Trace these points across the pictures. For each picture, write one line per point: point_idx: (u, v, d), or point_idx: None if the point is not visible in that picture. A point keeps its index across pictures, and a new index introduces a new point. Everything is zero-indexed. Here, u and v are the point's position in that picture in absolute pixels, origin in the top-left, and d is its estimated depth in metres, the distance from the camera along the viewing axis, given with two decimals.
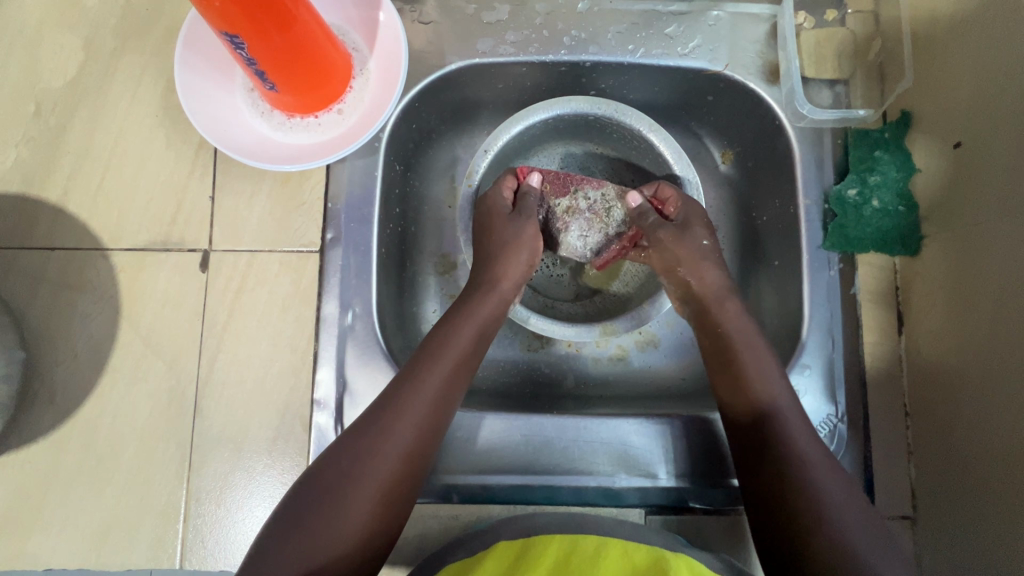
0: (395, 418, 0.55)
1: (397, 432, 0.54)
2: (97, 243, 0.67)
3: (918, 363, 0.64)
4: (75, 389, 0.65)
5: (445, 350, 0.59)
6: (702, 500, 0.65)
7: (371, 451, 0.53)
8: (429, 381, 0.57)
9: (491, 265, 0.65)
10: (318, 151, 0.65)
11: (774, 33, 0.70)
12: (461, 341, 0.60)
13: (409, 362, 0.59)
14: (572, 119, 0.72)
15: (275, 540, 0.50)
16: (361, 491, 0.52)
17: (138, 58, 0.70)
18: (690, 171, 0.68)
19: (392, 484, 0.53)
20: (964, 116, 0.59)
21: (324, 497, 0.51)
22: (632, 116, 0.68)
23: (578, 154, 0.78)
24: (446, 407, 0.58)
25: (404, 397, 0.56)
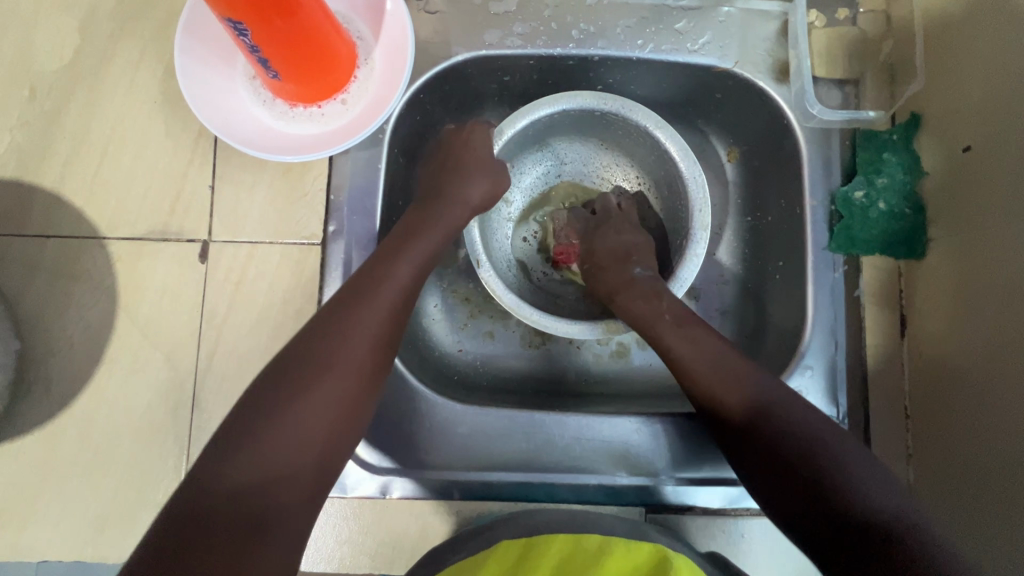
0: (330, 356, 0.52)
1: (332, 370, 0.52)
2: (94, 231, 0.66)
3: (919, 366, 0.64)
4: (72, 380, 0.64)
5: (381, 287, 0.56)
6: (704, 501, 0.64)
7: (306, 385, 0.50)
8: (365, 319, 0.54)
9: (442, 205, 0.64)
10: (320, 142, 0.64)
11: (785, 31, 0.69)
12: (399, 277, 0.57)
13: (341, 299, 0.56)
14: (578, 114, 0.71)
15: (197, 494, 0.44)
16: (293, 435, 0.48)
17: (137, 42, 0.68)
18: (696, 167, 0.67)
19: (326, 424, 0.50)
20: (974, 120, 0.58)
21: (253, 439, 0.47)
22: (639, 113, 0.68)
23: (583, 150, 0.77)
24: (384, 344, 0.55)
25: (338, 334, 0.53)
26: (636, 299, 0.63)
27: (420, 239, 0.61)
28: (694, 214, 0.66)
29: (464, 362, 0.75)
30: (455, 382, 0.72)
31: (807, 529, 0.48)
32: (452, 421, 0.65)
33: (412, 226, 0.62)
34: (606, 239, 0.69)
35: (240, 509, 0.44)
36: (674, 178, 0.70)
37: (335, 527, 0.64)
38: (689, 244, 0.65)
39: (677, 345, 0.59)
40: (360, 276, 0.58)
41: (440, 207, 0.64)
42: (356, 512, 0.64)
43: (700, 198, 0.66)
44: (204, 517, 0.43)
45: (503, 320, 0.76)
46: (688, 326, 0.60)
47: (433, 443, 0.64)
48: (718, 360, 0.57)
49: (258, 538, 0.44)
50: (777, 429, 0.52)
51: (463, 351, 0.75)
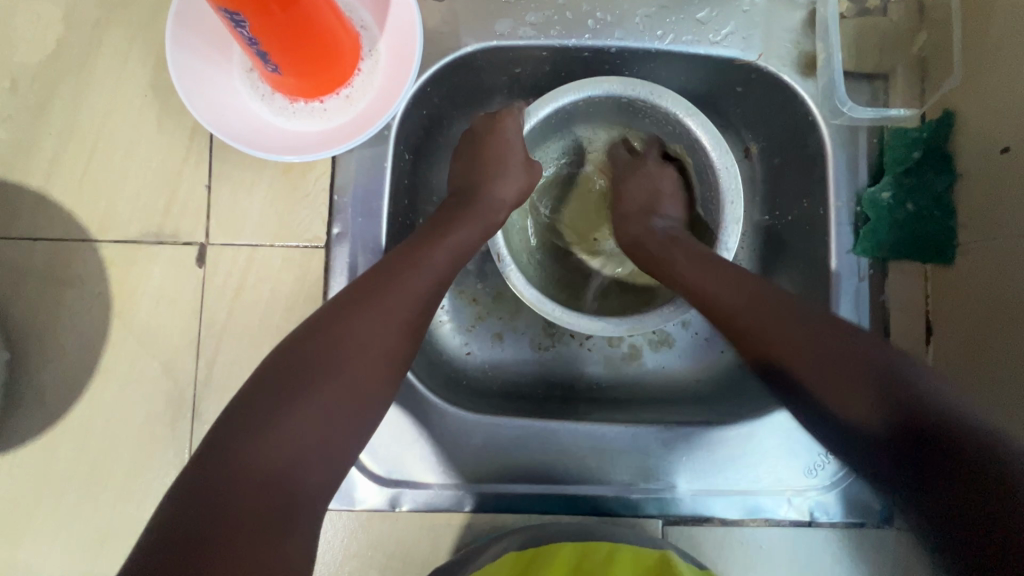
0: (357, 336, 0.50)
1: (359, 351, 0.50)
2: (84, 234, 0.62)
3: (945, 374, 0.62)
4: (66, 390, 0.61)
5: (415, 269, 0.55)
6: (722, 512, 0.63)
7: (331, 364, 0.48)
8: (396, 301, 0.52)
9: (474, 196, 0.63)
10: (323, 140, 0.60)
11: (812, 22, 0.66)
12: (432, 264, 0.56)
13: (372, 277, 0.54)
14: (603, 102, 0.67)
15: (209, 473, 0.43)
16: (314, 415, 0.46)
17: (124, 31, 0.64)
18: (730, 158, 0.64)
19: (348, 404, 0.48)
20: (1014, 120, 0.55)
21: (270, 413, 0.45)
22: (668, 99, 0.64)
23: (609, 140, 0.74)
24: (414, 331, 0.54)
25: (367, 312, 0.51)
26: (679, 260, 0.62)
27: (457, 231, 0.59)
28: (725, 205, 0.64)
29: (473, 366, 0.72)
30: (464, 387, 0.70)
31: (904, 478, 0.47)
32: (462, 431, 0.63)
33: (447, 220, 0.61)
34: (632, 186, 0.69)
35: (252, 491, 0.42)
36: (705, 169, 0.67)
37: (343, 539, 0.62)
38: (720, 238, 0.63)
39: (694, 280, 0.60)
40: (391, 259, 0.56)
41: (477, 203, 0.62)
42: (365, 523, 0.63)
43: (733, 192, 0.64)
44: (218, 499, 0.41)
45: (512, 322, 0.74)
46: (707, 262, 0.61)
47: (442, 454, 0.62)
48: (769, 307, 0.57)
49: (271, 526, 0.42)
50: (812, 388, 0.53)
51: (472, 354, 0.73)
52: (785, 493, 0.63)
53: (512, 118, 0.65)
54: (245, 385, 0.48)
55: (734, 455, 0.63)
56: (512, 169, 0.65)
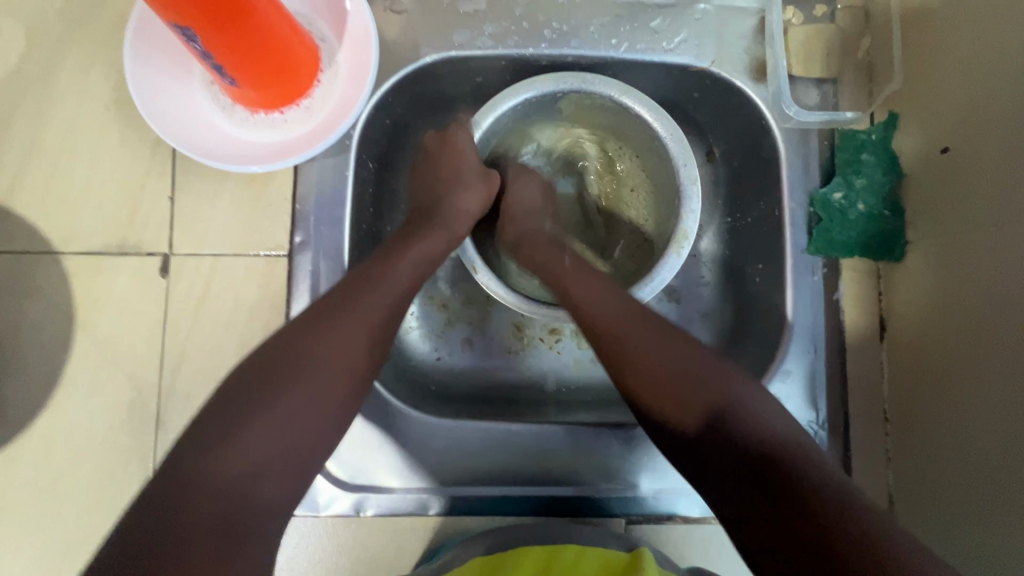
0: (327, 347, 0.50)
1: (327, 362, 0.50)
2: (47, 247, 0.63)
3: (899, 369, 0.63)
4: (29, 402, 0.61)
5: (382, 279, 0.55)
6: (684, 510, 0.63)
7: (298, 377, 0.48)
8: (365, 312, 0.53)
9: (441, 206, 0.64)
10: (284, 149, 0.61)
11: (761, 29, 0.68)
12: (399, 276, 0.57)
13: (340, 289, 0.54)
14: (544, 102, 0.66)
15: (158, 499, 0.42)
16: (271, 436, 0.46)
17: (87, 46, 0.65)
18: (682, 138, 0.63)
19: (314, 418, 0.48)
20: (952, 122, 0.57)
21: (234, 429, 0.45)
22: (602, 84, 0.63)
23: (560, 137, 0.74)
24: (381, 342, 0.54)
25: (334, 324, 0.52)
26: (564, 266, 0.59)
27: (419, 243, 0.60)
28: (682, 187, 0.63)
29: (441, 371, 0.73)
30: (432, 392, 0.71)
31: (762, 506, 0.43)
32: (427, 435, 0.63)
33: (412, 233, 0.62)
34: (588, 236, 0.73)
35: (201, 515, 0.42)
36: (660, 153, 0.65)
37: (309, 546, 0.63)
38: (682, 203, 0.62)
39: (587, 297, 0.55)
40: (359, 271, 0.57)
41: (441, 217, 0.63)
42: (330, 529, 0.63)
43: (688, 174, 0.62)
44: (164, 525, 0.40)
45: (480, 327, 0.75)
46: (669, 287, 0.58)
47: (405, 458, 0.63)
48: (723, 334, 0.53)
49: (223, 549, 0.41)
50: (752, 427, 0.46)
51: (441, 359, 0.73)
52: None
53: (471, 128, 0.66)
54: (203, 404, 0.47)
55: None
56: (470, 180, 0.66)
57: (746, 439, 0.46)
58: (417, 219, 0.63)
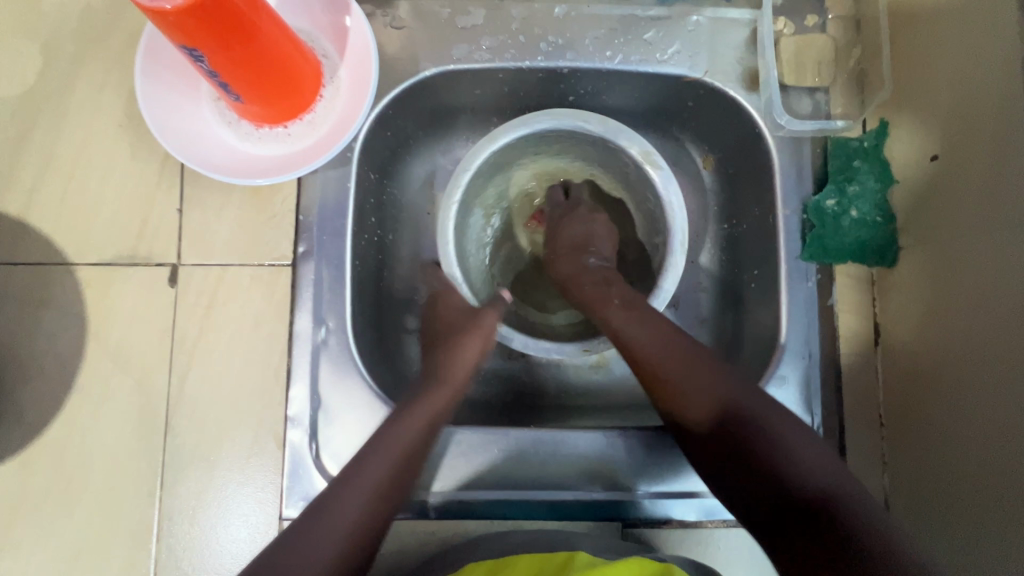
0: (373, 454, 0.56)
1: (369, 470, 0.55)
2: (62, 258, 0.65)
3: (893, 374, 0.64)
4: (43, 408, 0.63)
5: (428, 390, 0.61)
6: (680, 515, 0.64)
7: (344, 482, 0.54)
8: (410, 419, 0.58)
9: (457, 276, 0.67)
10: (288, 163, 0.63)
11: (754, 40, 0.69)
12: (443, 388, 0.61)
13: (389, 413, 0.60)
14: (506, 150, 0.68)
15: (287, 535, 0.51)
16: (340, 503, 0.52)
17: (100, 65, 0.67)
18: (650, 147, 0.65)
19: (358, 520, 0.52)
20: (941, 129, 0.58)
21: (285, 542, 0.51)
22: (556, 113, 0.65)
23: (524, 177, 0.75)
24: (423, 446, 0.58)
25: (383, 436, 0.57)
26: (612, 303, 0.61)
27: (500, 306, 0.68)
28: (664, 199, 0.65)
29: None
30: None
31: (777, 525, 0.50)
32: None
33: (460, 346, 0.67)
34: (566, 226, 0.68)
35: (315, 551, 0.50)
36: (636, 169, 0.67)
37: None
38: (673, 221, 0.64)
39: (625, 325, 0.60)
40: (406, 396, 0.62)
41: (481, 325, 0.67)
42: None
43: (668, 186, 0.65)
44: (289, 558, 0.49)
45: None
46: (639, 312, 0.60)
47: None
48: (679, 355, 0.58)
49: None
50: (769, 445, 0.52)
51: None
52: None
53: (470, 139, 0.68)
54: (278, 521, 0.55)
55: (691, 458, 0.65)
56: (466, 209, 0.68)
57: (762, 456, 0.52)
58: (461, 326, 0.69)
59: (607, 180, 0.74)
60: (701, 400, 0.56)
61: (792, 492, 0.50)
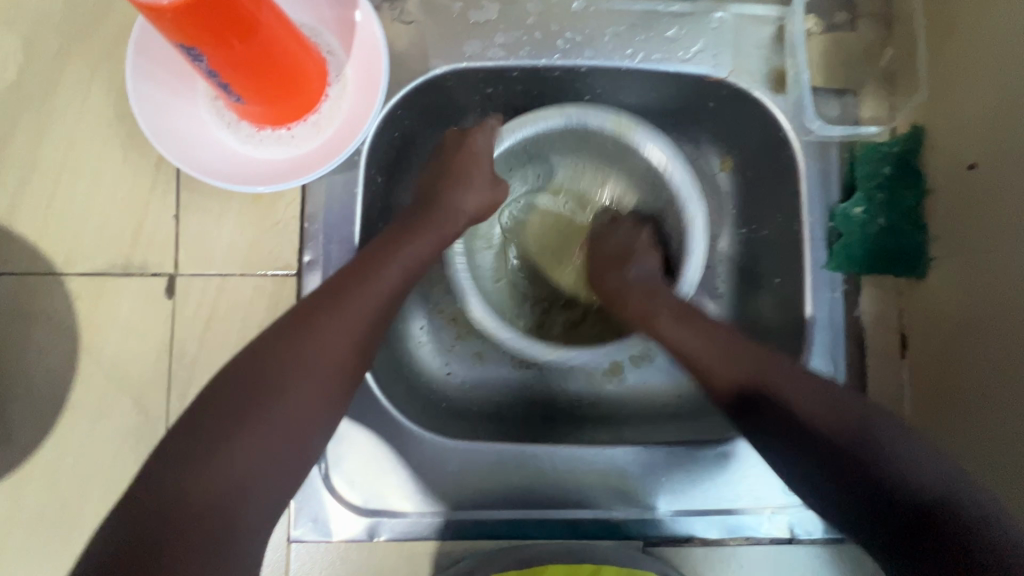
0: (310, 362, 0.48)
1: (312, 368, 0.48)
2: (50, 267, 0.61)
3: (922, 389, 0.62)
4: (35, 426, 0.60)
5: (379, 272, 0.54)
6: (703, 532, 0.62)
7: (295, 369, 0.47)
8: (360, 308, 0.52)
9: (446, 196, 0.62)
10: (292, 167, 0.60)
11: (781, 38, 0.66)
12: (396, 269, 0.55)
13: (336, 279, 0.54)
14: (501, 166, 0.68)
15: (145, 513, 0.40)
16: (270, 413, 0.45)
17: (87, 60, 0.63)
18: (617, 112, 0.64)
19: (297, 414, 0.47)
20: (979, 136, 0.56)
21: (221, 428, 0.44)
22: (530, 119, 0.64)
23: (532, 182, 0.73)
24: (377, 326, 0.53)
25: (334, 309, 0.51)
26: (662, 316, 0.59)
27: (403, 246, 0.57)
28: (670, 177, 0.64)
29: (452, 389, 0.71)
30: (443, 410, 0.69)
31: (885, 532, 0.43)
32: (441, 457, 0.62)
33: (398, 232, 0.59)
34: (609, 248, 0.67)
35: (200, 533, 0.40)
36: (614, 140, 0.66)
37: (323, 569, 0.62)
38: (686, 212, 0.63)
39: (680, 342, 0.58)
40: (349, 268, 0.55)
41: (433, 211, 0.61)
42: (344, 553, 0.62)
43: (655, 139, 0.64)
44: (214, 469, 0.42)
45: (491, 341, 0.73)
46: (688, 319, 0.59)
47: (417, 481, 0.62)
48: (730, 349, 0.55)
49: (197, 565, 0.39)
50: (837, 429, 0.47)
51: (452, 374, 0.72)
52: (765, 510, 0.62)
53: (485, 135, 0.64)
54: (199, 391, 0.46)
55: (714, 474, 0.63)
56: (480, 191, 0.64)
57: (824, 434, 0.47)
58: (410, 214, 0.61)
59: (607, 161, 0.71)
60: (722, 372, 0.54)
61: (885, 487, 0.43)
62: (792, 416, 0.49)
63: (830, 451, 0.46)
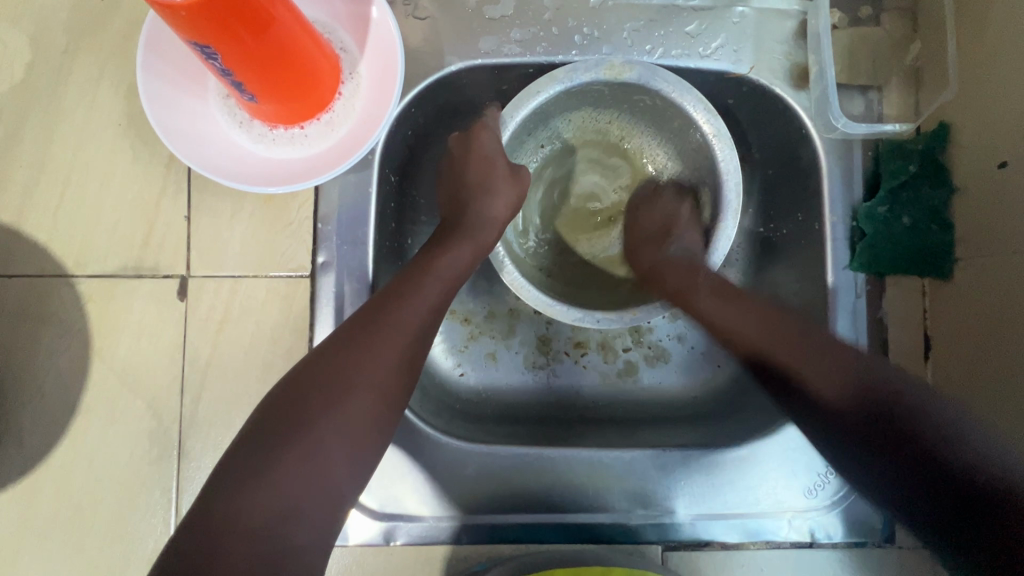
0: (356, 380, 0.48)
1: (359, 387, 0.48)
2: (60, 270, 0.61)
3: (946, 392, 0.61)
4: (47, 430, 0.59)
5: (420, 288, 0.54)
6: (722, 536, 0.62)
7: (342, 390, 0.47)
8: (402, 325, 0.51)
9: (476, 205, 0.62)
10: (306, 168, 0.58)
11: (803, 32, 0.64)
12: (434, 284, 0.55)
13: (378, 296, 0.53)
14: (518, 137, 0.66)
15: (207, 527, 0.41)
16: (320, 435, 0.45)
17: (96, 57, 0.61)
18: (608, 59, 0.61)
19: (347, 435, 0.46)
20: (1009, 134, 0.54)
21: (270, 451, 0.44)
22: (532, 88, 0.61)
23: (554, 148, 0.71)
24: (421, 343, 0.53)
25: (377, 327, 0.50)
26: (703, 291, 0.61)
27: (450, 257, 0.57)
28: (704, 130, 0.61)
29: (467, 390, 0.71)
30: (457, 411, 0.68)
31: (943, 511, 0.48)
32: (456, 460, 0.62)
33: (437, 245, 0.59)
34: (650, 213, 0.68)
35: (257, 548, 0.41)
36: (612, 86, 0.63)
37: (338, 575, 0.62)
38: (722, 165, 0.61)
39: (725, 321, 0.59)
40: (389, 285, 0.54)
41: (468, 222, 0.61)
42: (359, 558, 0.62)
43: (657, 75, 0.61)
44: (265, 492, 0.43)
45: (505, 341, 0.72)
46: (730, 297, 0.60)
47: (433, 485, 0.61)
48: (776, 330, 0.57)
49: None
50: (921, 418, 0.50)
51: (465, 375, 0.71)
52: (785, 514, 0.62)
53: (491, 131, 0.62)
54: (252, 415, 0.47)
55: (733, 477, 0.62)
56: (500, 186, 0.62)
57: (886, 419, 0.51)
58: (447, 228, 0.61)
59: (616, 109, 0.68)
60: (773, 354, 0.57)
61: (885, 430, 0.50)
62: (814, 403, 0.54)
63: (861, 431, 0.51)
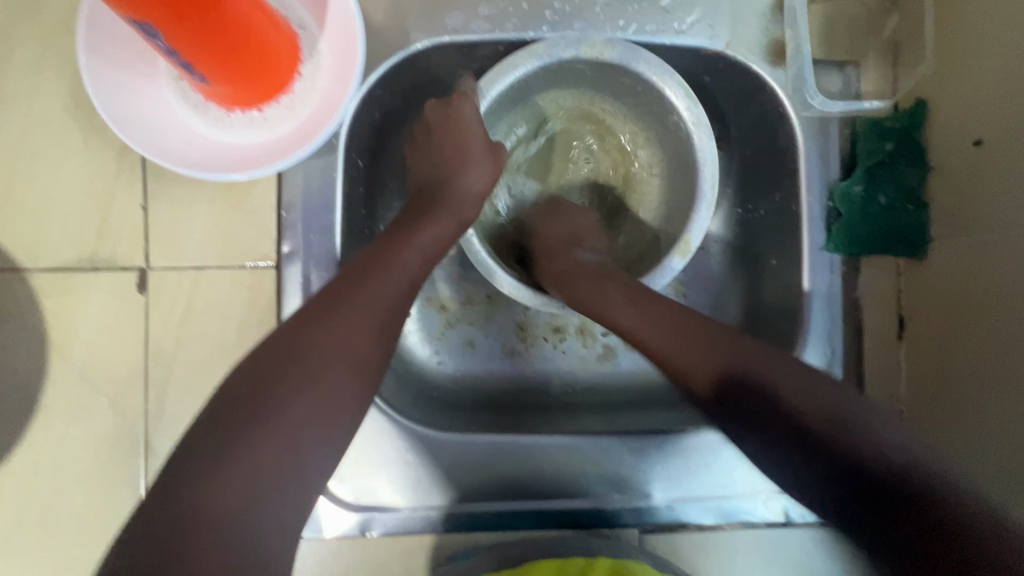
0: (323, 364, 0.45)
1: (326, 375, 0.45)
2: (11, 264, 0.58)
3: (918, 371, 0.61)
4: (7, 430, 0.58)
5: (392, 266, 0.52)
6: (698, 519, 0.62)
7: (308, 375, 0.45)
8: (372, 304, 0.49)
9: (447, 188, 0.60)
10: (266, 153, 0.56)
11: (781, 5, 0.62)
12: (407, 260, 0.53)
13: (347, 273, 0.51)
14: (493, 110, 0.63)
15: (157, 525, 0.38)
16: (282, 419, 0.43)
17: (38, 37, 0.58)
18: (589, 36, 0.58)
19: (313, 421, 0.44)
20: (986, 112, 0.53)
21: (233, 438, 0.41)
22: (510, 64, 0.58)
23: (529, 124, 0.69)
24: (395, 323, 0.51)
25: (345, 304, 0.48)
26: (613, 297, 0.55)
27: (424, 233, 0.55)
28: (685, 116, 0.59)
29: (445, 377, 0.70)
30: (435, 400, 0.67)
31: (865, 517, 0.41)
32: (434, 451, 0.61)
33: (411, 221, 0.57)
34: (554, 223, 0.65)
35: (220, 547, 0.38)
36: (593, 65, 0.61)
37: (314, 565, 0.62)
38: (697, 146, 0.59)
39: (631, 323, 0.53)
40: (359, 263, 0.52)
41: (445, 200, 0.59)
42: (335, 550, 0.62)
43: (637, 55, 0.58)
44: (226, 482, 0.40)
45: (483, 327, 0.71)
46: (642, 299, 0.54)
47: (410, 474, 0.61)
48: (701, 337, 0.51)
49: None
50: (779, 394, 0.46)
51: (442, 364, 0.70)
52: (760, 495, 0.62)
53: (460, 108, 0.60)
54: (209, 402, 0.44)
55: (707, 460, 0.62)
56: (472, 164, 0.61)
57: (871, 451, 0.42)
58: (419, 206, 0.59)
59: (595, 90, 0.66)
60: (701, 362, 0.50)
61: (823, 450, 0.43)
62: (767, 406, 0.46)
63: (807, 428, 0.44)
